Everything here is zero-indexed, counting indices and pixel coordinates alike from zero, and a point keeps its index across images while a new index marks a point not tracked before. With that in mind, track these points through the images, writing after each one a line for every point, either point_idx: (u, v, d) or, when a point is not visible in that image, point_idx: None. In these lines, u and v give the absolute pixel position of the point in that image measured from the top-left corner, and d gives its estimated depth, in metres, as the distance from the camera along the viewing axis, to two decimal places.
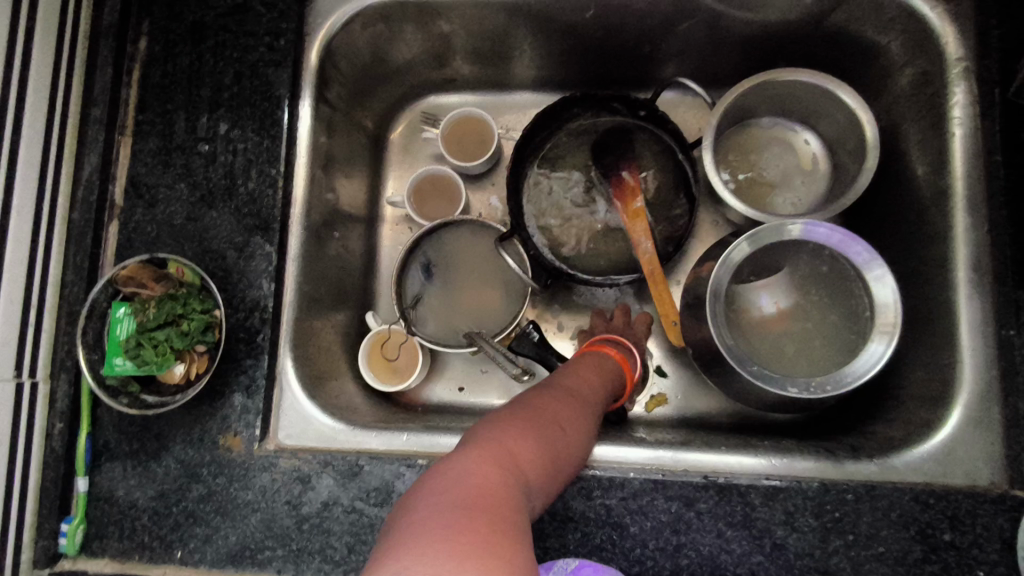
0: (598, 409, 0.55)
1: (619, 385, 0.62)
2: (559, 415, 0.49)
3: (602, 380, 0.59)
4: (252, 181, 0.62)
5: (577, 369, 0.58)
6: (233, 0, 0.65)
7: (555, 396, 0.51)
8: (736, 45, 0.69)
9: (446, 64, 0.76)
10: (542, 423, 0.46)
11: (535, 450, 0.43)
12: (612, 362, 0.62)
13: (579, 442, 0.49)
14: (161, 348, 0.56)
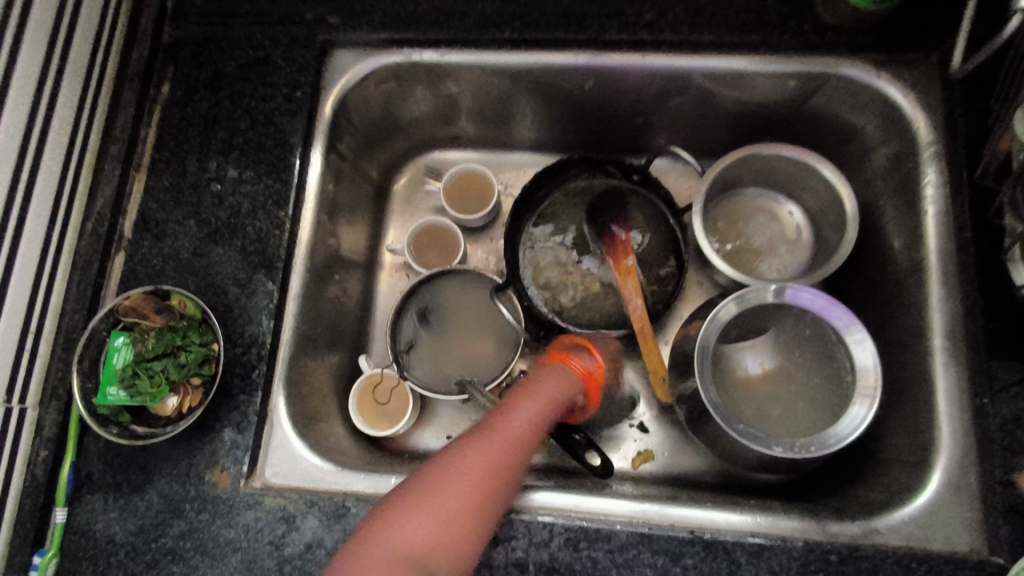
0: (538, 415, 0.50)
1: (572, 390, 0.57)
2: (477, 446, 0.44)
3: (553, 400, 0.52)
4: (260, 221, 0.64)
5: (520, 390, 0.52)
6: (255, 54, 0.69)
7: (483, 436, 0.45)
8: (725, 119, 0.74)
9: (452, 123, 0.80)
10: (455, 493, 0.41)
11: (443, 504, 0.40)
12: (569, 379, 0.56)
13: (514, 467, 0.45)
14: (157, 380, 0.56)
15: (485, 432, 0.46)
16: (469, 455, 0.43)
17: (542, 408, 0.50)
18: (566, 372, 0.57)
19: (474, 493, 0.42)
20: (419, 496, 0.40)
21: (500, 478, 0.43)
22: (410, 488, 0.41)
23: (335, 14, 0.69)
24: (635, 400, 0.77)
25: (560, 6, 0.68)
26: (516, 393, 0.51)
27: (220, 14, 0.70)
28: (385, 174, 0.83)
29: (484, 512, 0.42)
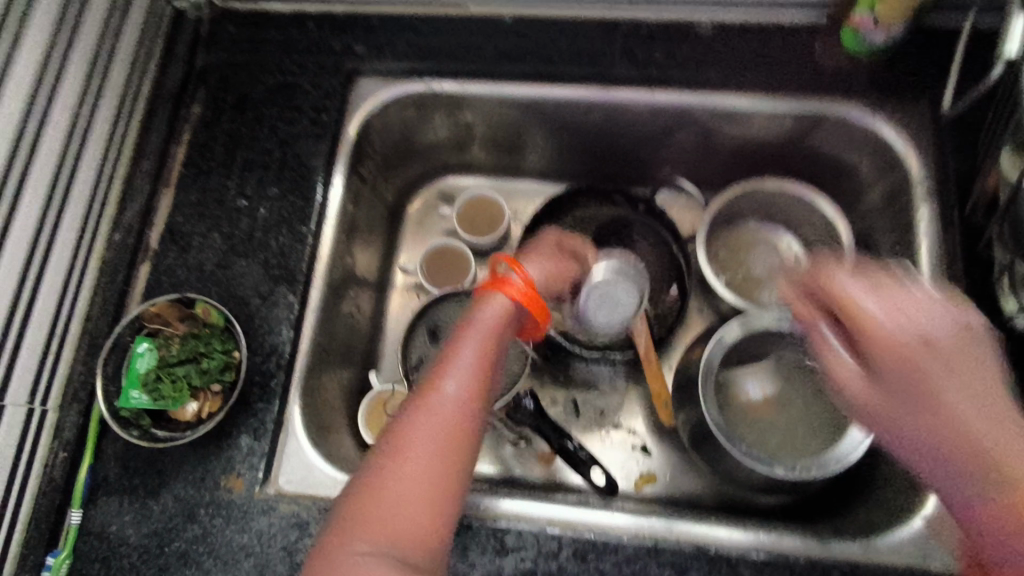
0: (466, 379, 0.47)
1: (504, 317, 0.52)
2: (402, 444, 0.44)
3: (485, 352, 0.49)
4: (283, 236, 0.66)
5: (450, 348, 0.50)
6: (284, 79, 0.73)
7: (407, 429, 0.45)
8: (727, 154, 0.77)
9: (466, 150, 0.84)
10: (394, 489, 0.43)
11: (376, 525, 0.42)
12: (501, 315, 0.52)
13: (446, 451, 0.44)
14: (179, 384, 0.58)
15: (413, 414, 0.46)
16: (398, 448, 0.44)
17: (472, 367, 0.48)
18: (502, 305, 0.52)
19: (414, 482, 0.43)
20: (357, 522, 0.42)
21: (440, 458, 0.44)
22: (355, 489, 0.44)
23: (361, 45, 0.73)
24: (637, 423, 0.79)
25: (574, 45, 0.72)
26: (447, 353, 0.49)
27: (252, 41, 0.74)
28: (400, 196, 0.85)
29: (434, 493, 0.43)
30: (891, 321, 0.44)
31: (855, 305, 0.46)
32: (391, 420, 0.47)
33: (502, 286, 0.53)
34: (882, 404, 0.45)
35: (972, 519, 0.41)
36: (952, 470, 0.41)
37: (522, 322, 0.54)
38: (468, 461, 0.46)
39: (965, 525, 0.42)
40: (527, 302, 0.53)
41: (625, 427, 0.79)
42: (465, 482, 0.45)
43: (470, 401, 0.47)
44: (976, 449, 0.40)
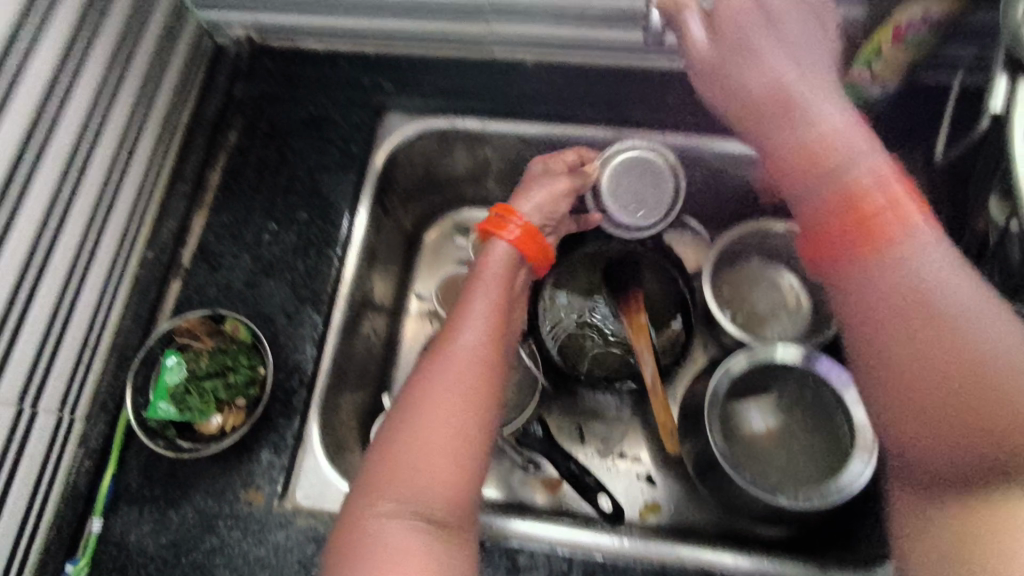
0: (477, 329, 0.57)
1: (506, 260, 0.63)
2: (428, 390, 0.52)
3: (491, 311, 0.59)
4: (311, 258, 0.70)
5: (460, 309, 0.59)
6: (317, 111, 0.77)
7: (431, 375, 0.53)
8: (734, 194, 0.81)
9: (481, 183, 0.86)
10: (426, 428, 0.50)
11: (412, 459, 0.49)
12: (502, 277, 0.62)
13: (466, 391, 0.52)
14: (206, 397, 0.60)
15: (435, 363, 0.54)
16: (422, 395, 0.52)
17: (480, 324, 0.57)
18: (503, 248, 0.64)
19: (438, 424, 0.50)
20: (394, 457, 0.49)
21: (460, 403, 0.52)
22: (387, 435, 0.51)
23: (391, 83, 0.78)
24: (641, 453, 0.81)
25: (591, 89, 0.77)
26: (460, 311, 0.59)
27: (288, 76, 0.79)
28: (417, 226, 0.89)
29: (457, 436, 0.50)
30: (836, 111, 0.53)
31: (812, 120, 0.52)
32: (414, 375, 0.55)
33: (501, 228, 0.65)
34: (813, 227, 0.51)
35: (900, 320, 0.45)
36: (875, 268, 0.46)
37: (524, 269, 0.66)
38: (487, 407, 0.53)
39: (869, 326, 0.46)
40: (525, 238, 0.65)
41: (631, 456, 0.81)
42: (486, 427, 0.52)
43: (482, 352, 0.55)
44: (907, 259, 0.45)
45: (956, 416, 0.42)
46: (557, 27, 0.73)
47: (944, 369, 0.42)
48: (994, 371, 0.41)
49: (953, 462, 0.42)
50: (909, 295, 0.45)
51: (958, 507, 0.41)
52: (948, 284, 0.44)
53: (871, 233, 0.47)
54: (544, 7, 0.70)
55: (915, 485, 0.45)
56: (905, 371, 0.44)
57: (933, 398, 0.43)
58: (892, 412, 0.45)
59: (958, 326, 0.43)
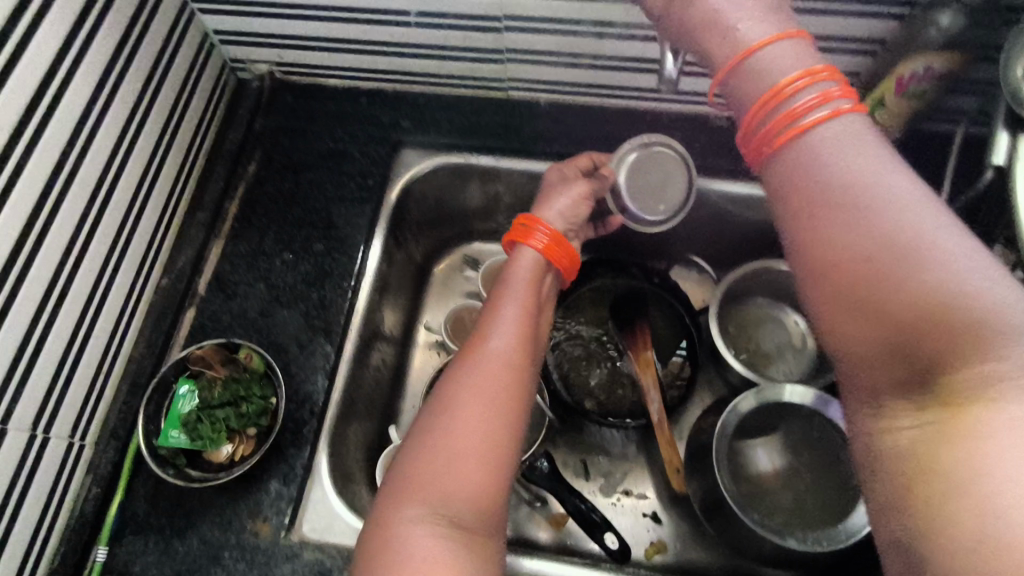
0: (505, 338, 0.58)
1: (531, 266, 0.65)
2: (455, 394, 0.53)
3: (519, 318, 0.60)
4: (325, 290, 0.71)
5: (490, 316, 0.61)
6: (334, 146, 0.79)
7: (460, 381, 0.54)
8: (741, 236, 0.83)
9: (491, 218, 0.88)
10: (453, 431, 0.51)
11: (436, 461, 0.50)
12: (530, 285, 0.64)
13: (493, 398, 0.53)
14: (218, 426, 0.61)
15: (464, 369, 0.55)
16: (453, 397, 0.53)
17: (509, 330, 0.59)
18: (529, 255, 0.66)
19: (467, 427, 0.51)
20: (420, 460, 0.50)
21: (489, 407, 0.52)
22: (417, 437, 0.52)
23: (408, 120, 0.81)
24: (646, 491, 0.81)
25: (602, 130, 0.79)
26: (489, 320, 0.60)
27: (307, 111, 0.81)
28: (427, 257, 0.89)
29: (487, 439, 0.51)
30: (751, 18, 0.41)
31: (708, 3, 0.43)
32: (444, 380, 0.56)
33: (528, 236, 0.67)
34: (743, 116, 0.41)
35: (818, 215, 0.37)
36: (817, 149, 0.37)
37: (552, 275, 0.68)
38: (516, 412, 0.53)
39: (793, 214, 0.38)
40: (552, 245, 0.67)
41: (637, 493, 0.81)
42: (516, 432, 0.53)
43: (511, 358, 0.56)
44: (832, 141, 0.37)
45: (887, 309, 0.34)
46: (572, 70, 0.75)
47: (855, 260, 0.35)
48: (936, 263, 0.33)
49: (889, 369, 0.35)
50: (855, 176, 0.36)
51: (906, 409, 0.34)
52: (879, 168, 0.36)
53: (795, 127, 0.38)
54: (560, 52, 0.72)
55: (862, 400, 0.37)
56: (831, 262, 0.36)
57: (861, 295, 0.35)
58: (831, 315, 0.36)
59: (882, 212, 0.35)
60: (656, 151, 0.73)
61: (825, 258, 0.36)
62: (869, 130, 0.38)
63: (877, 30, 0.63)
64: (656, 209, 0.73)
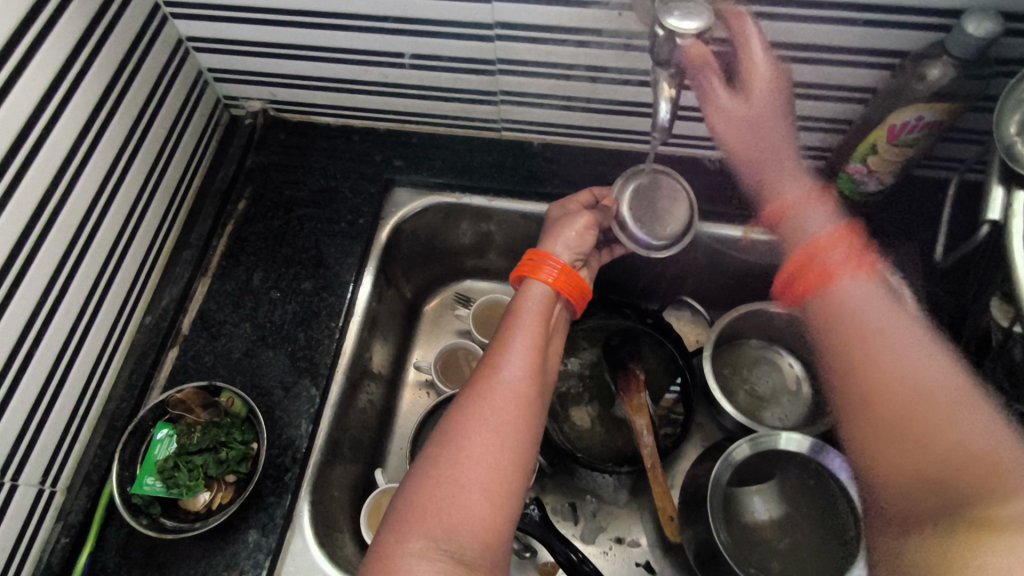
0: (517, 365, 0.56)
1: (541, 296, 0.62)
2: (464, 426, 0.52)
3: (532, 347, 0.58)
4: (311, 330, 0.69)
5: (500, 343, 0.58)
6: (324, 185, 0.78)
7: (468, 412, 0.52)
8: (733, 278, 0.82)
9: (483, 255, 0.87)
10: (461, 467, 0.49)
11: (444, 498, 0.48)
12: (541, 314, 0.61)
13: (503, 432, 0.52)
14: (195, 473, 0.59)
15: (472, 398, 0.53)
16: (462, 429, 0.51)
17: (522, 360, 0.56)
18: (539, 289, 0.63)
19: (475, 462, 0.50)
20: (426, 494, 0.49)
21: (497, 443, 0.51)
22: (423, 469, 0.50)
23: (400, 159, 0.80)
24: (636, 537, 0.79)
25: (595, 171, 0.79)
26: (501, 344, 0.58)
27: (300, 148, 0.81)
28: (418, 294, 0.87)
29: (493, 476, 0.49)
30: (797, 178, 0.64)
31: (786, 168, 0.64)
32: (455, 406, 0.54)
33: (537, 270, 0.64)
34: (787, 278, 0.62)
35: (866, 356, 0.51)
36: (845, 289, 0.56)
37: (562, 305, 0.65)
38: (524, 449, 0.52)
39: (835, 351, 0.53)
40: (562, 277, 0.64)
41: (629, 540, 0.78)
42: (521, 469, 0.51)
43: (521, 390, 0.54)
44: (856, 288, 0.55)
45: (921, 442, 0.45)
46: (565, 112, 0.75)
47: (900, 396, 0.48)
48: (961, 412, 0.45)
49: (920, 498, 0.44)
50: (878, 326, 0.52)
51: (936, 532, 0.41)
52: (910, 337, 0.51)
53: (822, 273, 0.58)
54: (553, 94, 0.72)
55: (893, 525, 0.46)
56: (876, 394, 0.49)
57: (898, 421, 0.47)
58: (879, 440, 0.48)
59: (916, 370, 0.49)
60: (652, 183, 0.72)
61: (871, 392, 0.49)
62: (882, 289, 0.55)
63: (866, 79, 0.63)
64: (665, 233, 0.69)
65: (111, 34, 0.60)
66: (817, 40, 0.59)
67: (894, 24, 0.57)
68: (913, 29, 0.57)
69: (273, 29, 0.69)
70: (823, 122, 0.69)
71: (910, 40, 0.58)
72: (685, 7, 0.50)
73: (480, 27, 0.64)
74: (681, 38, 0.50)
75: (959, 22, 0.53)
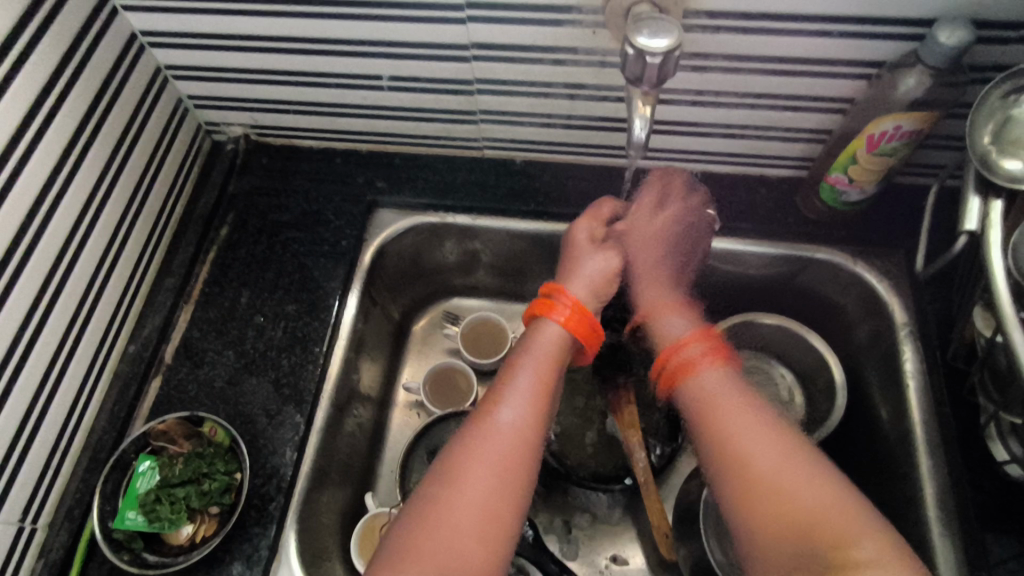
0: (518, 404, 0.55)
1: (549, 338, 0.60)
2: (461, 467, 0.51)
3: (537, 383, 0.57)
4: (295, 356, 0.69)
5: (504, 382, 0.58)
6: (307, 209, 0.78)
7: (467, 451, 0.52)
8: (719, 290, 0.79)
9: (470, 273, 0.87)
10: (458, 510, 0.49)
11: (437, 537, 0.48)
12: (550, 352, 0.60)
13: (503, 474, 0.51)
14: (177, 506, 0.59)
15: (472, 438, 0.53)
16: (459, 470, 0.51)
17: (524, 399, 0.56)
18: (549, 330, 0.61)
19: (475, 498, 0.50)
20: (419, 530, 0.49)
21: (496, 481, 0.51)
22: (422, 506, 0.50)
23: (383, 180, 0.80)
24: (632, 552, 0.78)
25: (578, 187, 0.78)
26: (505, 381, 0.58)
27: (284, 172, 0.81)
28: (406, 315, 0.87)
29: (493, 513, 0.49)
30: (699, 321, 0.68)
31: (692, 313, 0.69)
32: (453, 444, 0.54)
33: (550, 309, 0.62)
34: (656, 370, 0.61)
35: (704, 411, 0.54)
36: (702, 377, 0.56)
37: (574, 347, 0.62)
38: (521, 493, 0.51)
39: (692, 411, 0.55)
40: (573, 319, 0.62)
41: (623, 558, 0.78)
42: (520, 506, 0.51)
43: (521, 433, 0.53)
44: (710, 378, 0.56)
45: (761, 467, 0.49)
46: (546, 129, 0.75)
47: (728, 434, 0.51)
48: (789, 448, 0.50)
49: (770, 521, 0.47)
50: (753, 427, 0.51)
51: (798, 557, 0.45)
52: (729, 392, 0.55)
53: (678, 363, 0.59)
54: (533, 112, 0.72)
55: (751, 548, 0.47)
56: (715, 429, 0.52)
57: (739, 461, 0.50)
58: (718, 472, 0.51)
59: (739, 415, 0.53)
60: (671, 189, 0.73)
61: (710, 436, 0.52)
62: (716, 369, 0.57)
63: (844, 89, 0.63)
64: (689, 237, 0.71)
65: (87, 67, 0.60)
66: (791, 53, 0.59)
67: (868, 36, 0.57)
68: (888, 39, 0.57)
69: (252, 55, 0.69)
70: (804, 133, 0.69)
71: (885, 51, 0.58)
72: (654, 25, 0.50)
73: (457, 48, 0.64)
74: (651, 56, 0.49)
75: (932, 32, 0.53)
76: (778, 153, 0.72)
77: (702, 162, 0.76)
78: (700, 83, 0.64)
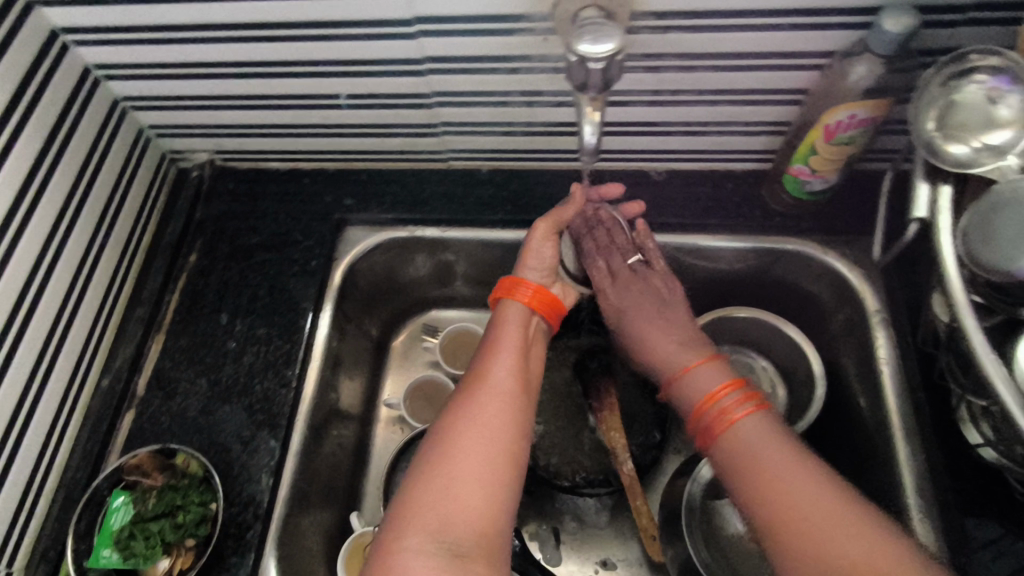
0: (502, 369, 0.59)
1: (514, 318, 0.65)
2: (456, 426, 0.54)
3: (514, 354, 0.61)
4: (267, 380, 0.69)
5: (485, 355, 0.61)
6: (276, 231, 0.78)
7: (461, 412, 0.55)
8: (695, 286, 0.79)
9: (447, 284, 0.86)
10: (456, 463, 0.51)
11: (439, 490, 0.50)
12: (520, 329, 0.64)
13: (496, 427, 0.54)
14: (152, 541, 0.59)
15: (462, 401, 0.56)
16: (454, 428, 0.54)
17: (506, 365, 0.60)
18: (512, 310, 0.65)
19: (470, 463, 0.51)
20: (424, 489, 0.50)
21: (491, 433, 0.54)
22: (421, 467, 0.52)
23: (351, 198, 0.80)
24: (621, 556, 0.77)
25: (546, 193, 0.78)
26: (487, 353, 0.61)
27: (250, 195, 0.81)
28: (385, 330, 0.86)
29: (489, 472, 0.51)
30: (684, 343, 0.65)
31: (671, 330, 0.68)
32: (446, 411, 0.57)
33: (510, 293, 0.66)
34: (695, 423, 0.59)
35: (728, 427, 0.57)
36: (741, 432, 0.56)
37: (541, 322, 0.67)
38: (516, 445, 0.54)
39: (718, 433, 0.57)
40: (534, 299, 0.66)
41: (612, 562, 0.77)
42: (514, 465, 0.53)
43: (506, 392, 0.57)
44: (750, 429, 0.56)
45: (784, 467, 0.53)
46: (508, 137, 0.75)
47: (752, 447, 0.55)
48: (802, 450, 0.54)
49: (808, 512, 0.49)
50: (776, 456, 0.53)
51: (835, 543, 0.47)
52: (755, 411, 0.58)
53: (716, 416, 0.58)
54: (493, 121, 0.72)
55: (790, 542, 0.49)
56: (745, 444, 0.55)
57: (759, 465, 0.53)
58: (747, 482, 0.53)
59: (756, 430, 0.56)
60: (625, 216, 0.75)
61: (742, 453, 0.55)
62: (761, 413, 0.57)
63: (799, 81, 0.62)
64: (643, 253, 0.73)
65: (39, 104, 0.60)
66: (741, 49, 0.59)
67: (816, 27, 0.57)
68: (835, 30, 0.57)
69: (207, 82, 0.69)
70: (763, 126, 0.69)
71: (834, 40, 0.58)
72: (596, 30, 0.49)
73: (410, 63, 0.64)
74: (594, 61, 0.49)
75: (877, 20, 0.53)
76: (741, 146, 0.72)
77: (667, 161, 0.76)
78: (655, 83, 0.64)
